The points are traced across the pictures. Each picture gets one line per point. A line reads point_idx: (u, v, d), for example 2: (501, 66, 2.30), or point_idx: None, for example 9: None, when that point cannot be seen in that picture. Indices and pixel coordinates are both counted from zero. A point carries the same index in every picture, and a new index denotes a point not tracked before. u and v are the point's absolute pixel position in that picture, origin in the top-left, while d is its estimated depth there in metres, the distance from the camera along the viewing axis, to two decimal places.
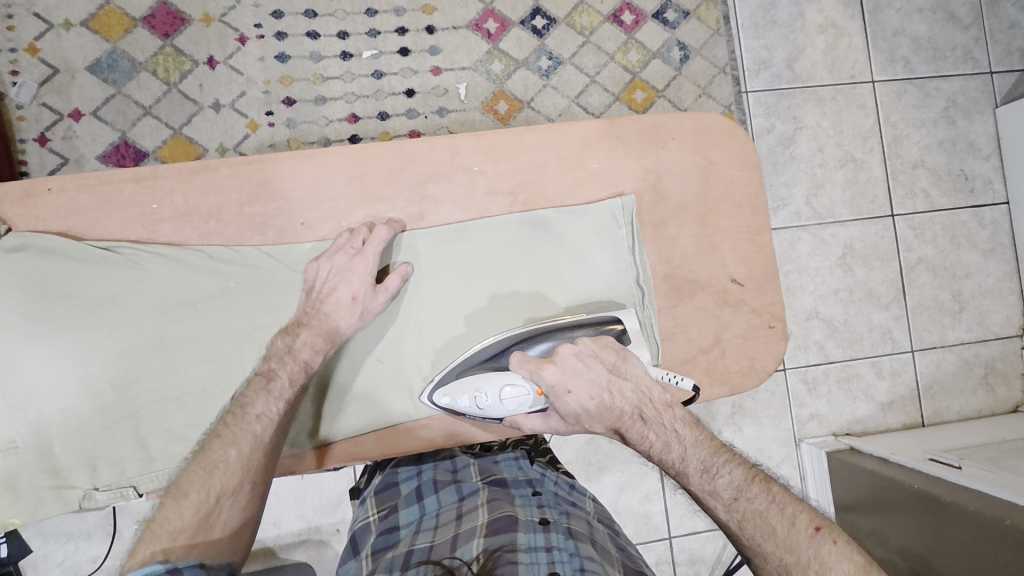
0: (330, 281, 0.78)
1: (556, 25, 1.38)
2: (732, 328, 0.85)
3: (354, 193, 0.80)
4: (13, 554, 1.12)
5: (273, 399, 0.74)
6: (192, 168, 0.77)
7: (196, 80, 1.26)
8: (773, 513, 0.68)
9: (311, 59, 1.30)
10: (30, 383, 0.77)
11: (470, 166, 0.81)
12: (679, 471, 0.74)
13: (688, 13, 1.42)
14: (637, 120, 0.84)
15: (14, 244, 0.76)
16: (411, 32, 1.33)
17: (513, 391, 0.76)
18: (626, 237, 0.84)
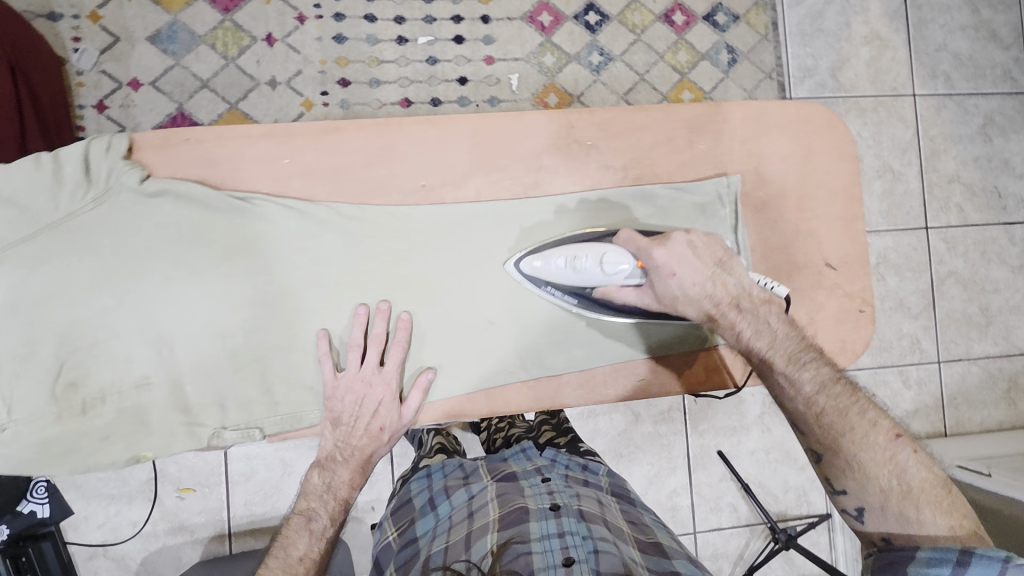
0: (355, 415, 0.82)
1: (608, 22, 1.40)
2: (824, 310, 0.88)
3: (475, 161, 0.83)
4: (55, 516, 1.20)
5: (315, 539, 0.81)
6: (326, 127, 0.79)
7: (254, 56, 1.28)
8: (853, 413, 0.73)
9: (367, 42, 1.31)
10: (161, 324, 0.78)
11: (585, 141, 0.84)
12: (767, 359, 0.77)
13: (737, 17, 1.44)
14: (742, 107, 0.86)
15: (155, 191, 0.77)
16: (467, 21, 1.35)
17: (614, 258, 0.79)
18: (728, 216, 0.86)
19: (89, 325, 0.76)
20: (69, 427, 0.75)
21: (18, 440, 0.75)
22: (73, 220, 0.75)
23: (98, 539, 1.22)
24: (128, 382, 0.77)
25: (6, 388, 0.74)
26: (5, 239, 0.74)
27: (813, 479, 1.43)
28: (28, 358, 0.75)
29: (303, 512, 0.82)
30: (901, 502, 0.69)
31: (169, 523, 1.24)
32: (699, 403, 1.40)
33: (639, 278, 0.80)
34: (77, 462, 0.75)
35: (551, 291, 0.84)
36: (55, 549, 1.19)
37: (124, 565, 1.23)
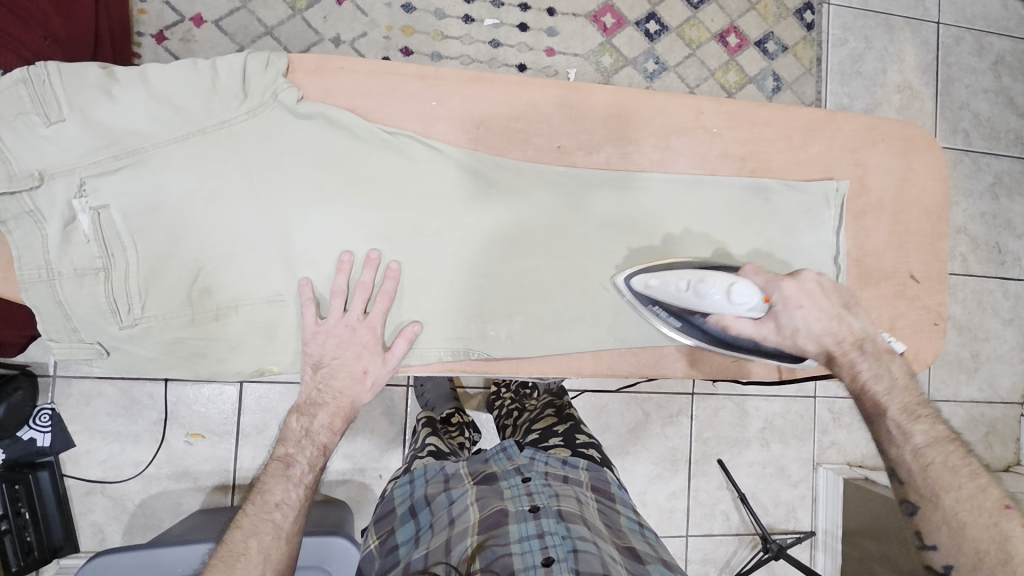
0: (337, 357, 0.79)
1: (667, 33, 1.44)
2: (905, 318, 0.94)
3: (605, 132, 0.87)
4: (56, 446, 1.16)
5: (294, 485, 0.78)
6: (470, 77, 0.83)
7: (322, 12, 1.28)
8: (963, 474, 0.71)
9: (436, 15, 1.33)
10: (300, 245, 0.78)
11: (710, 128, 0.89)
12: (880, 404, 0.77)
13: (786, 48, 1.50)
14: (855, 118, 0.92)
15: (306, 112, 0.77)
16: (534, 10, 1.38)
17: (744, 290, 0.77)
18: (832, 218, 0.90)
19: (227, 235, 0.75)
20: (198, 332, 0.76)
21: (146, 337, 0.75)
22: (226, 127, 0.74)
23: (98, 475, 1.19)
24: (261, 295, 0.77)
25: (140, 286, 0.74)
26: (157, 134, 0.72)
27: (802, 497, 1.48)
28: (166, 257, 0.74)
29: (282, 458, 0.80)
30: (998, 568, 0.66)
31: (174, 468, 1.21)
32: (708, 410, 1.44)
33: (760, 312, 0.79)
34: (205, 366, 0.77)
35: (655, 312, 0.85)
36: (52, 479, 1.14)
37: (122, 505, 1.19)
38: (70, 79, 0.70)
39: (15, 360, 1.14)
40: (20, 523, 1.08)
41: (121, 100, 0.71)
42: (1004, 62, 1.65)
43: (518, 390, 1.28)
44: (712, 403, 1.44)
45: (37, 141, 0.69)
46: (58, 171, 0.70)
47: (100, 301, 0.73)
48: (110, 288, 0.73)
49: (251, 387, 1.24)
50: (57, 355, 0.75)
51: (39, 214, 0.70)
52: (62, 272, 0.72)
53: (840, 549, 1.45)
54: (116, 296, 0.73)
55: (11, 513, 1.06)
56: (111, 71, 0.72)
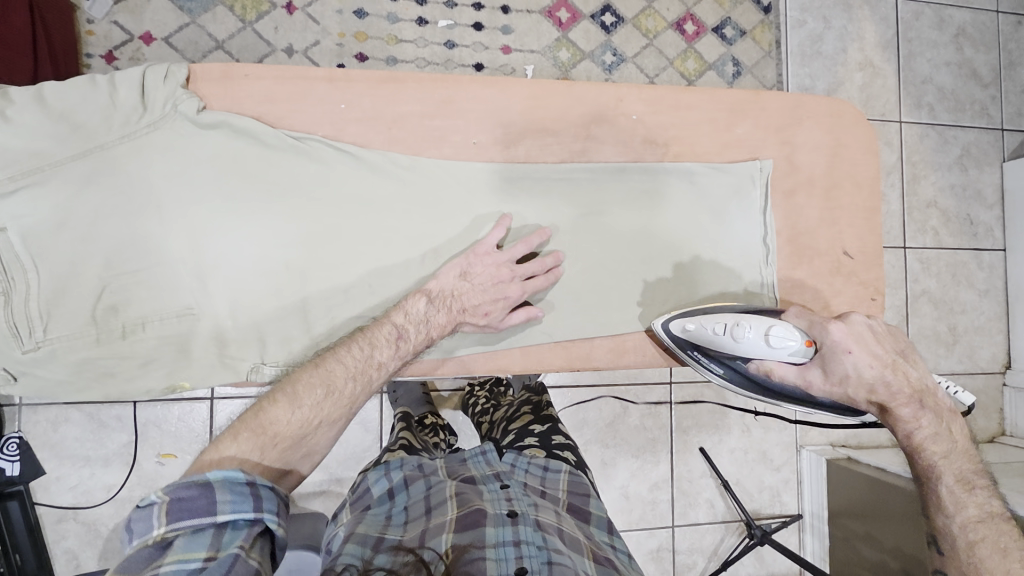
0: (489, 285, 0.83)
1: (623, 24, 1.44)
2: (842, 295, 0.96)
3: (524, 123, 0.89)
4: (25, 474, 1.14)
5: (400, 355, 0.76)
6: (382, 77, 0.84)
7: (272, 22, 1.28)
8: (1013, 556, 0.67)
9: (388, 20, 1.33)
10: (213, 255, 0.80)
11: (631, 114, 0.91)
12: (935, 466, 0.74)
13: (744, 33, 1.50)
14: (780, 98, 0.95)
15: (211, 121, 0.79)
16: (488, 9, 1.37)
17: (782, 334, 0.80)
18: (758, 198, 0.94)
19: (138, 249, 0.77)
20: (105, 350, 0.77)
21: (52, 359, 0.76)
22: (123, 142, 0.75)
23: (70, 502, 1.17)
24: (171, 310, 0.78)
25: (42, 306, 0.75)
26: (54, 153, 0.73)
27: (786, 480, 1.48)
28: (67, 278, 0.75)
29: (398, 327, 0.77)
30: None
31: (147, 489, 1.20)
32: (686, 399, 1.43)
33: (805, 358, 0.81)
34: (115, 385, 0.78)
35: (696, 356, 0.90)
36: (22, 509, 1.13)
37: (96, 531, 1.18)
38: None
39: None
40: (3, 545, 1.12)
41: (16, 121, 0.72)
42: (965, 34, 1.65)
43: (492, 389, 1.27)
44: (690, 392, 1.44)
45: None
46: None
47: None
48: (10, 310, 0.73)
49: (223, 404, 1.22)
50: None
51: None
52: None
53: (827, 531, 1.44)
54: (17, 319, 0.74)
55: None
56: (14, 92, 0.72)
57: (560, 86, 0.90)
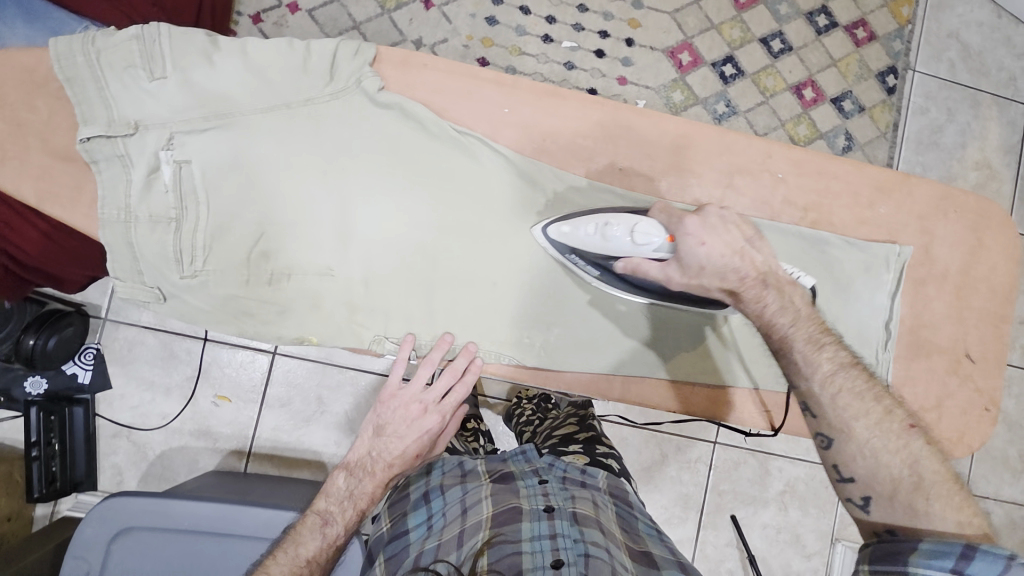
0: (400, 428, 0.88)
1: (742, 77, 1.44)
2: (955, 397, 0.92)
3: (669, 160, 0.90)
4: (95, 385, 1.22)
5: (327, 544, 0.83)
6: (546, 91, 0.88)
7: (409, 14, 1.34)
8: (868, 397, 0.71)
9: (516, 32, 1.37)
10: (359, 226, 0.82)
11: (777, 172, 0.91)
12: (787, 337, 0.74)
13: (863, 109, 1.47)
14: (928, 185, 0.92)
15: (385, 102, 0.82)
16: (612, 38, 1.40)
17: (646, 229, 0.76)
18: (890, 282, 0.90)
19: (295, 206, 0.80)
20: (251, 292, 0.81)
21: (203, 289, 0.80)
22: (307, 105, 0.80)
23: (126, 420, 1.24)
24: (312, 268, 0.82)
25: (205, 240, 0.78)
26: (241, 102, 0.78)
27: (814, 570, 1.41)
28: (229, 219, 0.79)
29: (321, 513, 0.85)
30: (911, 494, 0.67)
31: (197, 426, 1.25)
32: (728, 462, 1.40)
33: (666, 253, 0.77)
34: (251, 326, 0.82)
35: (574, 261, 0.85)
36: (85, 416, 1.21)
37: (143, 453, 1.24)
38: (178, 42, 0.76)
39: (72, 298, 1.21)
40: (49, 453, 1.15)
41: (218, 66, 0.77)
42: None
43: (540, 403, 1.25)
44: (733, 456, 1.40)
45: (139, 94, 0.75)
46: (152, 123, 0.76)
47: (167, 248, 0.77)
48: (179, 238, 0.77)
49: (281, 360, 1.27)
50: (119, 293, 0.78)
51: (128, 158, 0.76)
52: (140, 216, 0.76)
53: None
54: (183, 247, 0.78)
55: (42, 441, 1.14)
56: (214, 40, 0.78)
57: (708, 131, 0.90)
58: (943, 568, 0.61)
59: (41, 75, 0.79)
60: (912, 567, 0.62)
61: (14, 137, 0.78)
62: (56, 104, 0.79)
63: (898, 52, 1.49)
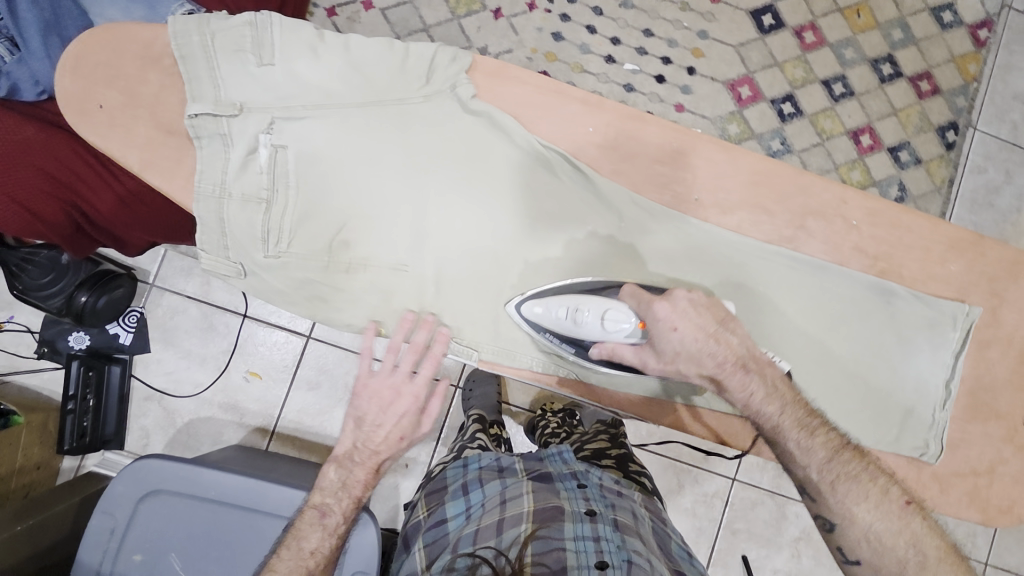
0: (376, 416, 0.86)
1: (800, 117, 1.44)
2: (1008, 465, 0.90)
3: (746, 194, 0.87)
4: (133, 347, 1.25)
5: (328, 535, 0.86)
6: (629, 112, 0.85)
7: (477, 22, 1.37)
8: (864, 479, 0.78)
9: (580, 49, 1.39)
10: (435, 226, 0.84)
11: (850, 219, 0.88)
12: (778, 426, 0.77)
13: (919, 161, 1.46)
14: (1003, 248, 0.90)
15: (477, 108, 0.82)
16: (674, 65, 1.41)
17: (616, 315, 0.77)
18: (955, 340, 0.88)
19: (378, 200, 0.82)
20: (327, 279, 0.82)
21: (282, 270, 0.82)
22: (399, 104, 0.81)
23: (160, 384, 1.27)
24: (387, 262, 0.83)
25: (289, 223, 0.80)
26: (340, 96, 0.80)
27: None
28: (315, 207, 0.81)
29: (318, 507, 0.87)
30: (917, 572, 0.74)
31: (226, 399, 1.28)
32: (745, 501, 1.38)
33: (638, 339, 0.76)
34: (323, 311, 0.84)
35: (548, 341, 0.83)
36: (121, 376, 1.24)
37: (171, 419, 1.27)
38: (286, 33, 0.78)
39: (124, 261, 1.25)
40: (83, 408, 1.19)
41: (323, 59, 0.79)
42: None
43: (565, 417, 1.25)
44: (751, 496, 1.38)
45: (245, 78, 0.78)
46: (255, 107, 0.78)
47: (255, 227, 0.79)
48: (268, 218, 0.79)
49: (313, 344, 1.29)
50: (203, 265, 0.81)
51: (229, 138, 0.78)
52: (232, 193, 0.79)
53: None
54: (269, 227, 0.80)
55: (79, 395, 1.18)
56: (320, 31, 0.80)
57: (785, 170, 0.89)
58: None
59: (156, 50, 0.79)
60: None
61: (126, 110, 0.78)
62: (166, 79, 0.79)
63: (960, 108, 1.48)
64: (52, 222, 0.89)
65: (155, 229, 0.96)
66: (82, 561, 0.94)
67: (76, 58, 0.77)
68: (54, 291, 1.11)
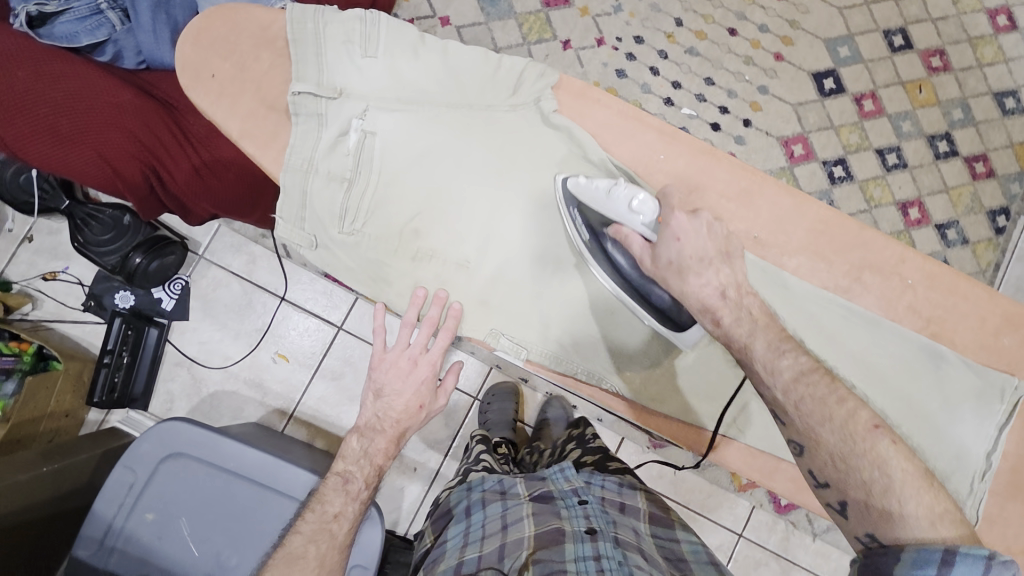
0: (393, 385, 0.88)
1: (850, 182, 1.45)
2: None
3: (806, 239, 0.84)
4: (173, 314, 1.29)
5: (351, 499, 0.86)
6: (704, 147, 0.85)
7: (546, 50, 1.43)
8: (832, 402, 0.63)
9: (640, 88, 1.43)
10: (503, 228, 0.86)
11: (906, 278, 0.84)
12: (744, 343, 0.66)
13: (967, 241, 1.45)
14: None
15: (557, 122, 0.85)
16: (731, 115, 1.44)
17: (644, 203, 0.75)
18: (1000, 412, 0.80)
19: (453, 195, 0.85)
20: (394, 262, 0.85)
21: (354, 248, 0.85)
22: (487, 111, 0.85)
23: (191, 352, 1.30)
24: (453, 256, 0.86)
25: (367, 205, 0.84)
26: (434, 96, 0.84)
27: None
28: (394, 193, 0.84)
29: (341, 473, 0.88)
30: (882, 499, 0.59)
31: (252, 376, 1.30)
32: (749, 559, 1.34)
33: (648, 233, 0.76)
34: (385, 293, 0.87)
35: (572, 215, 0.83)
36: (157, 339, 1.28)
37: (197, 388, 1.30)
38: (393, 31, 0.83)
39: (178, 229, 1.29)
40: (116, 364, 1.23)
41: (421, 59, 0.84)
42: None
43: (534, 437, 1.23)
44: (756, 555, 1.34)
45: (350, 65, 0.82)
46: (354, 93, 0.82)
47: (335, 205, 0.83)
48: (348, 197, 0.83)
49: (343, 336, 1.32)
50: (279, 233, 0.84)
51: (325, 119, 0.82)
52: (319, 170, 0.82)
53: None
54: (349, 206, 0.83)
55: (116, 350, 1.22)
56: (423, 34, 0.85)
57: (845, 222, 0.85)
58: None
59: (271, 33, 0.84)
60: None
61: (235, 82, 0.83)
62: (278, 60, 0.83)
63: (1014, 194, 1.47)
64: (131, 183, 0.93)
65: (220, 202, 1.01)
66: (98, 511, 0.96)
67: (198, 31, 0.83)
68: (111, 249, 1.16)
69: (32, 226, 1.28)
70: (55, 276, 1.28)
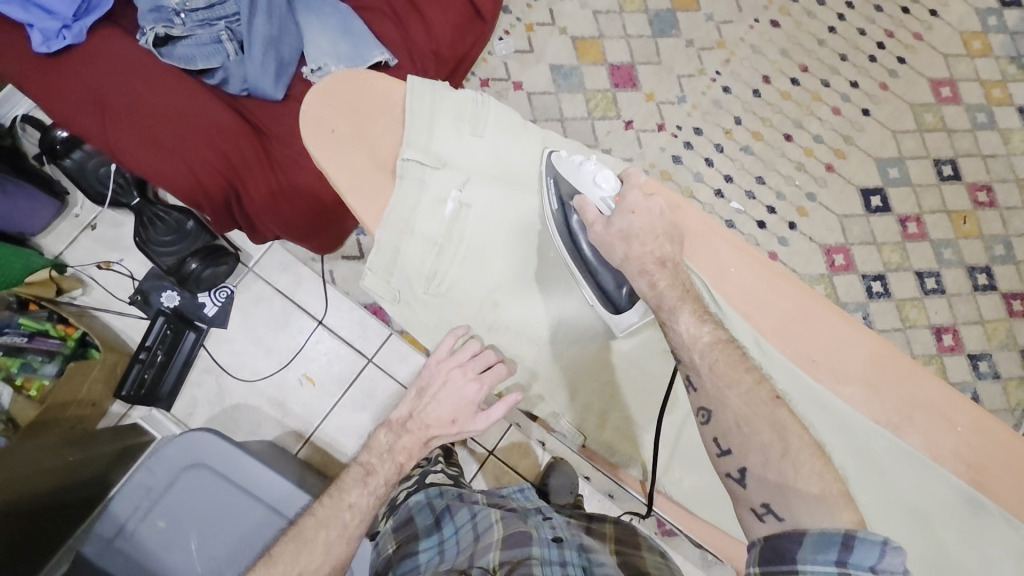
0: (439, 385, 0.85)
1: (886, 297, 1.47)
2: None
3: (867, 371, 0.82)
4: (216, 319, 1.32)
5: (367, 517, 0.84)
6: (777, 269, 0.84)
7: (609, 126, 1.50)
8: (742, 368, 0.69)
9: (694, 176, 1.49)
10: (569, 307, 0.90)
11: (955, 424, 0.80)
12: (675, 309, 0.74)
13: (998, 375, 1.45)
14: None
15: None
16: (777, 216, 1.48)
17: (605, 177, 0.82)
18: None
19: (531, 271, 0.90)
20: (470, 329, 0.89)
21: (433, 309, 0.89)
22: None
23: (222, 361, 1.32)
24: (523, 330, 0.90)
25: (452, 269, 0.88)
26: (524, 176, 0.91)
27: None
28: (479, 261, 0.88)
29: (363, 465, 0.84)
30: (779, 461, 0.63)
31: (275, 395, 1.32)
32: None
33: (606, 206, 0.82)
34: None
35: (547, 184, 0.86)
36: (193, 342, 1.30)
37: (220, 398, 1.31)
38: (501, 119, 0.91)
39: (233, 241, 1.34)
40: (151, 361, 1.26)
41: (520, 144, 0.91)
42: None
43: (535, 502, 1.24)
44: None
45: (459, 140, 0.89)
46: (456, 166, 0.88)
47: (424, 265, 0.87)
48: (437, 260, 0.87)
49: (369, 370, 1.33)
50: (366, 282, 0.87)
51: (426, 184, 0.86)
52: (415, 232, 0.86)
53: None
54: (437, 268, 0.87)
55: (151, 347, 1.27)
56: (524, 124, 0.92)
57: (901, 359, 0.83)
58: (828, 562, 0.55)
59: (392, 101, 0.88)
60: (800, 564, 0.56)
61: (354, 142, 0.86)
62: (391, 125, 0.88)
63: None
64: (211, 196, 1.00)
65: (287, 226, 1.06)
66: (113, 510, 0.97)
67: (328, 89, 0.87)
68: (171, 251, 1.21)
69: (98, 215, 1.34)
70: (109, 266, 1.33)
